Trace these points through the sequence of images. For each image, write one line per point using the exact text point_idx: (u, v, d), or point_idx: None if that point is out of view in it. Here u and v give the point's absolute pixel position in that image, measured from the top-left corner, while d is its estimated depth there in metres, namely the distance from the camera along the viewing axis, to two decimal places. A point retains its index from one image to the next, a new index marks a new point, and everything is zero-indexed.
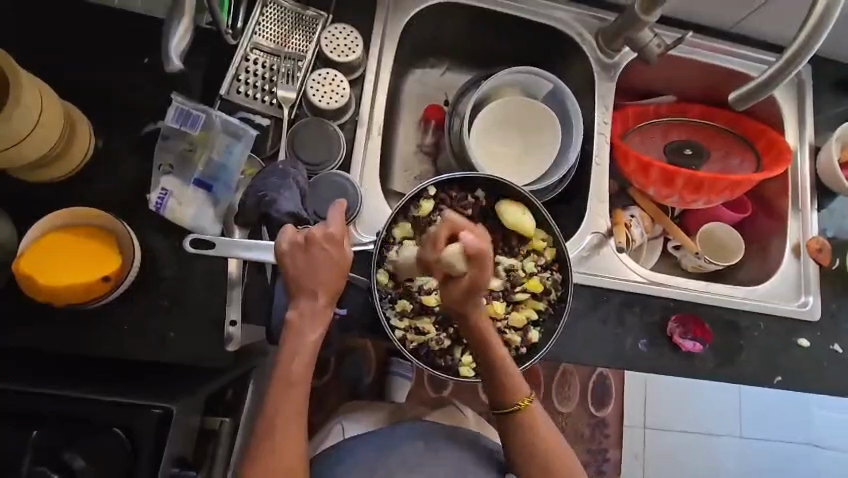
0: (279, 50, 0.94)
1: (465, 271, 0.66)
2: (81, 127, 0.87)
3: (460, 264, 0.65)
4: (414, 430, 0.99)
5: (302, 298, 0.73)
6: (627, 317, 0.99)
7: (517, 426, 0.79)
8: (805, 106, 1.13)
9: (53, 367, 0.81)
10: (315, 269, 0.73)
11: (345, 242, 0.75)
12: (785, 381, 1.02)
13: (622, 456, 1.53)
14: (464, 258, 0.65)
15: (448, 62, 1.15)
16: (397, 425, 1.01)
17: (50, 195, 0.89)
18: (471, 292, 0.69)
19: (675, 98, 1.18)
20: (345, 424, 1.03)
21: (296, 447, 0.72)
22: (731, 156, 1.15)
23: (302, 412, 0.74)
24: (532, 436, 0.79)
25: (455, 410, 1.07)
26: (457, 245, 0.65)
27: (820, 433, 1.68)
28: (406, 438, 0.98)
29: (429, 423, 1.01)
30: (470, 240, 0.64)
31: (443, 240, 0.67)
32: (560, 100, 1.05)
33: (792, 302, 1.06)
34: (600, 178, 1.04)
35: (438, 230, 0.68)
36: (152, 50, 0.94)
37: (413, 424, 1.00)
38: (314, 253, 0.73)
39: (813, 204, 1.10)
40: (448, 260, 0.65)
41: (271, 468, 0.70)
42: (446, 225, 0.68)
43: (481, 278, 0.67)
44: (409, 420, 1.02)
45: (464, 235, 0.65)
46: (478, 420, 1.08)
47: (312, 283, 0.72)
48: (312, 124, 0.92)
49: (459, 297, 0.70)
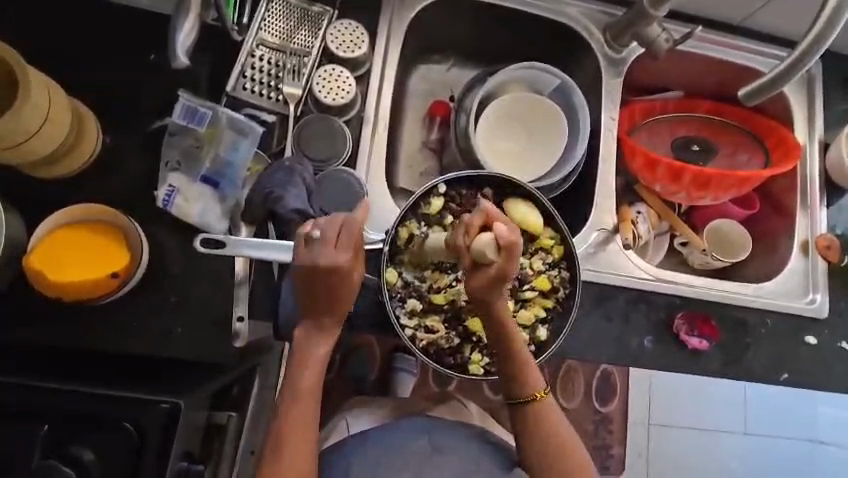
0: (285, 46, 0.94)
1: (495, 260, 0.66)
2: (89, 123, 0.87)
3: (490, 254, 0.66)
4: (423, 426, 1.00)
5: (312, 315, 0.74)
6: (633, 315, 0.98)
7: (530, 415, 0.80)
8: (814, 101, 1.12)
9: (60, 362, 0.82)
10: (323, 292, 0.71)
11: (354, 263, 0.72)
12: (792, 379, 1.01)
13: (627, 453, 1.53)
14: (495, 248, 0.65)
15: (454, 58, 1.14)
16: (404, 421, 1.00)
17: (56, 191, 0.89)
18: (498, 283, 0.69)
19: (683, 94, 1.17)
20: (349, 420, 1.00)
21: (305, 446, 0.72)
22: (740, 152, 1.14)
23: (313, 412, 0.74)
24: (549, 424, 0.80)
25: (458, 404, 1.06)
26: (491, 234, 0.65)
27: (826, 431, 1.68)
28: (412, 434, 0.99)
29: (434, 420, 1.01)
30: (501, 231, 0.65)
31: (473, 227, 0.68)
32: (567, 95, 1.05)
33: (799, 299, 1.05)
34: (607, 174, 1.04)
35: (471, 218, 0.69)
36: (158, 46, 0.94)
37: (418, 419, 1.01)
38: (321, 278, 0.70)
39: (823, 201, 1.09)
40: (481, 247, 0.66)
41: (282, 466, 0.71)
42: (480, 212, 0.68)
43: (509, 266, 0.67)
44: (416, 414, 1.02)
45: (499, 227, 0.66)
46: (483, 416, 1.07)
47: (321, 304, 0.73)
48: (319, 120, 0.92)
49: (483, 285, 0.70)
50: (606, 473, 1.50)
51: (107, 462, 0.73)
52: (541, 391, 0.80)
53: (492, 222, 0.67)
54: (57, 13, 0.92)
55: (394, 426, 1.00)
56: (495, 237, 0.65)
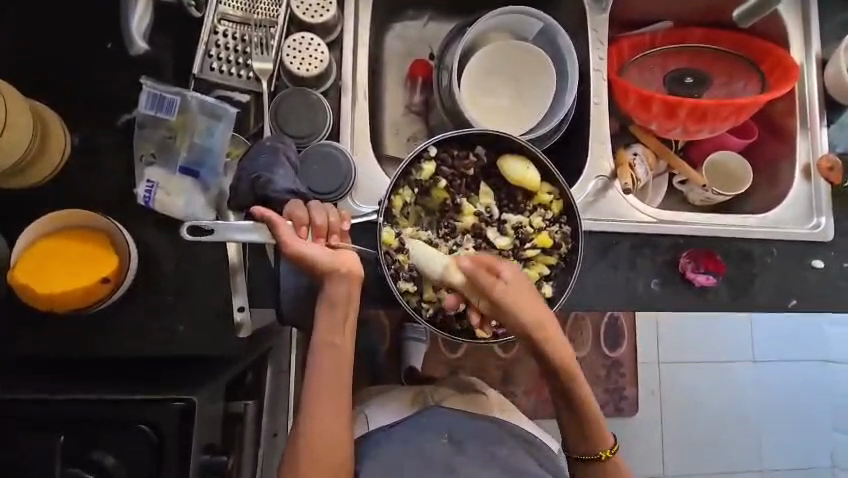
0: (248, 18, 0.88)
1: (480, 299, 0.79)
2: (53, 123, 0.83)
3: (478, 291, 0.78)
4: (442, 418, 0.95)
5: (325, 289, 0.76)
6: (638, 260, 0.97)
7: (596, 469, 0.87)
8: (810, 16, 1.06)
9: (64, 372, 0.81)
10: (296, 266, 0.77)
11: (275, 231, 0.72)
12: (801, 304, 1.01)
13: (640, 393, 1.56)
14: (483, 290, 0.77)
15: (429, 12, 1.08)
16: (422, 412, 0.97)
17: (32, 199, 0.86)
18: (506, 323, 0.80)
19: (672, 25, 1.12)
20: (369, 413, 0.99)
21: (328, 434, 0.77)
22: (734, 80, 1.10)
23: (342, 410, 0.78)
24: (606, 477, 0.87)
25: (478, 395, 1.02)
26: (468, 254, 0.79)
27: (832, 350, 1.70)
28: (432, 426, 0.93)
29: (452, 411, 0.96)
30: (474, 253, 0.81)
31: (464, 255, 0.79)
32: (551, 40, 1.00)
33: (804, 225, 1.03)
34: (600, 117, 1.00)
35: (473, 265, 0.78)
36: (114, 34, 0.89)
37: (438, 413, 0.96)
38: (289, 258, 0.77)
39: (823, 120, 1.06)
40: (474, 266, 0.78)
41: (316, 453, 0.76)
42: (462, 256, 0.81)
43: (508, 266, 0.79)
44: (433, 406, 0.98)
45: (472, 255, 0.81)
46: (502, 405, 1.02)
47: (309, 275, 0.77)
48: (294, 94, 0.87)
49: (512, 289, 0.77)
50: (621, 414, 1.54)
51: (129, 466, 0.73)
52: (609, 450, 0.87)
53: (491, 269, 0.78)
54: (5, 10, 0.87)
55: (416, 416, 0.96)
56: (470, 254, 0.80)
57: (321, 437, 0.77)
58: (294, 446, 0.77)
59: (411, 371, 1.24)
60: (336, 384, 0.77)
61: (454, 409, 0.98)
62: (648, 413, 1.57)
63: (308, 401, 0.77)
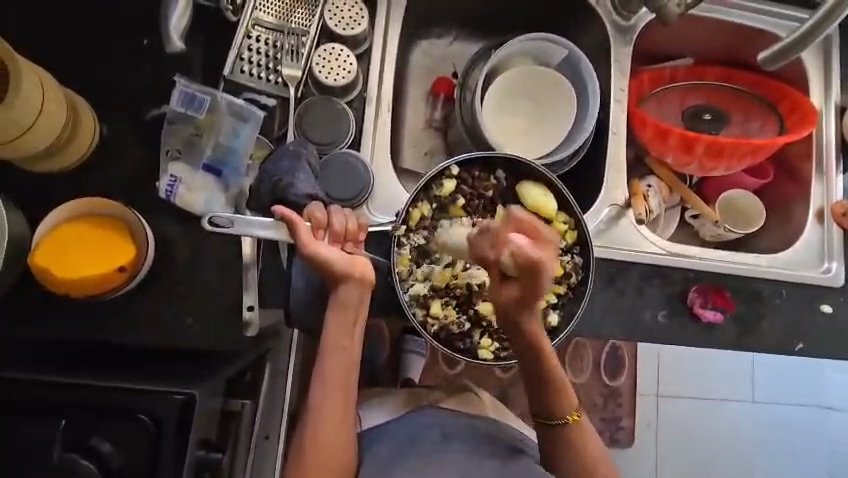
0: (282, 25, 0.90)
1: (511, 270, 0.60)
2: (84, 111, 0.86)
3: (510, 266, 0.60)
4: (434, 415, 0.95)
5: (337, 289, 0.77)
6: (647, 290, 0.97)
7: (565, 436, 0.84)
8: (830, 63, 1.08)
9: (70, 356, 0.81)
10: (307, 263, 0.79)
11: (292, 228, 0.73)
12: (807, 348, 1.01)
13: (636, 424, 1.55)
14: (515, 265, 0.59)
15: (456, 31, 1.11)
16: (411, 414, 0.96)
17: (59, 186, 0.89)
18: (526, 302, 0.64)
19: (693, 62, 1.13)
20: (362, 413, 0.98)
21: (333, 437, 0.78)
22: (751, 120, 1.11)
23: (348, 414, 0.79)
24: (579, 448, 0.85)
25: (469, 395, 1.02)
26: (509, 252, 0.58)
27: (832, 397, 1.68)
28: (425, 426, 0.93)
29: (446, 413, 0.96)
30: (522, 247, 0.58)
31: (506, 246, 0.59)
32: (574, 66, 1.01)
33: (814, 268, 1.04)
34: (618, 146, 1.01)
35: (500, 229, 0.62)
36: (152, 31, 0.92)
37: (431, 412, 0.96)
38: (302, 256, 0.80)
39: (839, 166, 1.06)
40: (500, 266, 0.60)
41: (321, 457, 0.77)
42: (509, 218, 0.61)
43: (533, 292, 0.61)
44: (427, 406, 0.98)
45: (517, 238, 0.59)
46: (496, 406, 1.03)
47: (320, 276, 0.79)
48: (320, 102, 0.89)
49: (511, 303, 0.65)
50: (615, 444, 1.52)
51: (125, 455, 0.72)
52: (574, 414, 0.83)
53: (513, 262, 0.59)
54: (53, 6, 0.90)
55: (407, 416, 0.96)
56: (513, 254, 0.58)
57: (323, 437, 0.77)
58: (299, 446, 0.77)
59: (407, 381, 1.23)
60: (341, 387, 0.78)
61: (449, 409, 0.98)
62: (643, 446, 1.56)
63: (312, 407, 0.77)
